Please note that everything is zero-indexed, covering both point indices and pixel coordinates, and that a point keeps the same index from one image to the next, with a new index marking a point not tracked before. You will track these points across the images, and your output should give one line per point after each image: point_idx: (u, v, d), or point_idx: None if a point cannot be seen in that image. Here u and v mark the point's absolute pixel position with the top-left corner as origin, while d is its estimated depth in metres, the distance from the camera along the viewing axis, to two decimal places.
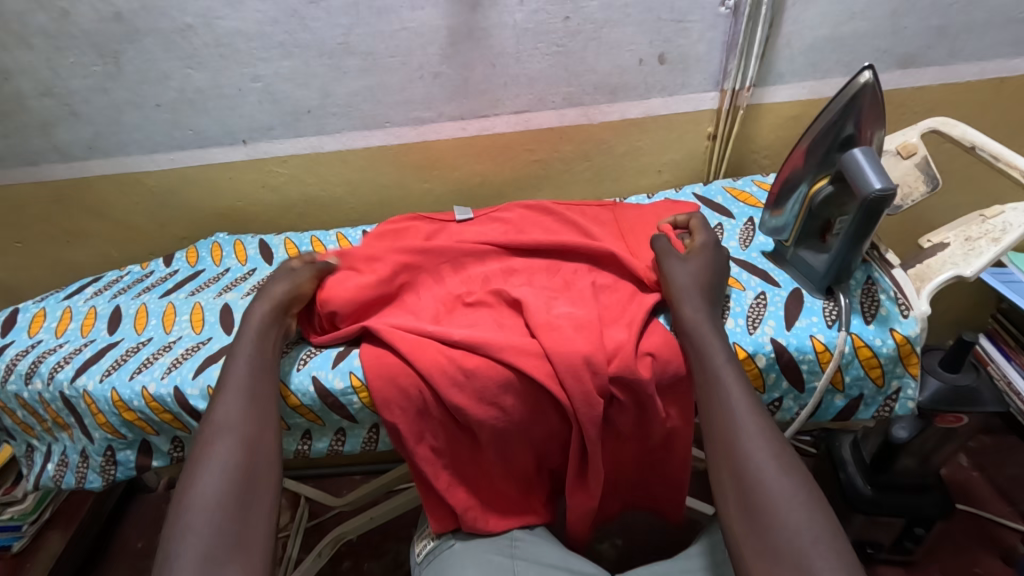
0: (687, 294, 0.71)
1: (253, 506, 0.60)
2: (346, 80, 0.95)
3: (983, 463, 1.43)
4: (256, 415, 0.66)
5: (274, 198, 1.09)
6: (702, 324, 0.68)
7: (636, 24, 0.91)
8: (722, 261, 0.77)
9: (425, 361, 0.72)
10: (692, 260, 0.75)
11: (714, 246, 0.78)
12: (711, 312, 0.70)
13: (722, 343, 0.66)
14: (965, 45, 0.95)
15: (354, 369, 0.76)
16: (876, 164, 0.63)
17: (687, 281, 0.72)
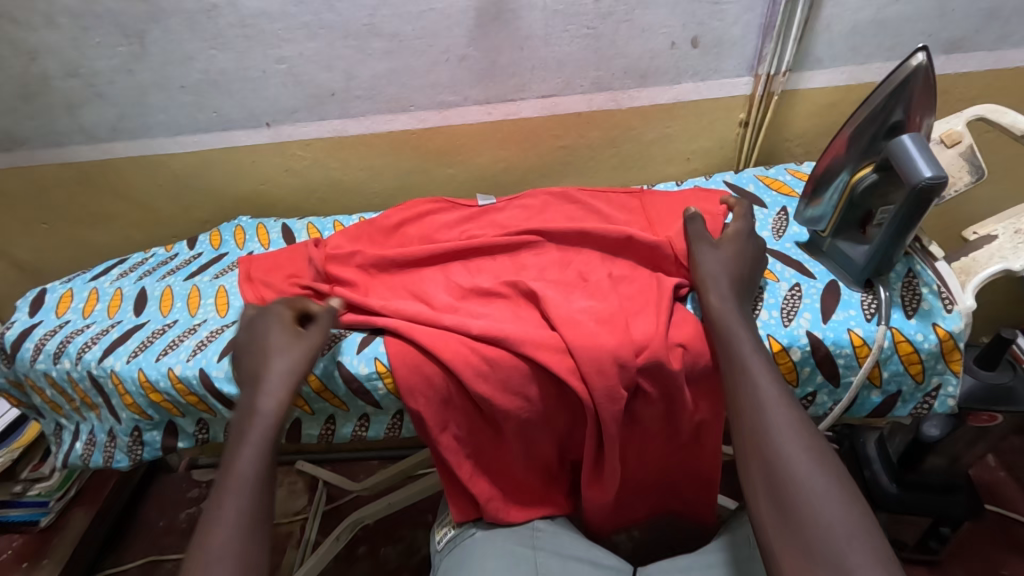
0: (717, 284, 0.70)
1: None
2: (371, 63, 0.94)
3: (1013, 464, 1.40)
4: (248, 555, 0.56)
5: (297, 181, 1.08)
6: (729, 311, 0.66)
7: (670, 6, 0.88)
8: (755, 249, 0.75)
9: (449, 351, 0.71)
10: (727, 248, 0.74)
11: (749, 235, 0.75)
12: (742, 305, 0.68)
13: (750, 330, 0.65)
14: (1015, 29, 0.91)
15: (379, 355, 0.76)
16: (926, 151, 0.60)
17: (720, 273, 0.71)
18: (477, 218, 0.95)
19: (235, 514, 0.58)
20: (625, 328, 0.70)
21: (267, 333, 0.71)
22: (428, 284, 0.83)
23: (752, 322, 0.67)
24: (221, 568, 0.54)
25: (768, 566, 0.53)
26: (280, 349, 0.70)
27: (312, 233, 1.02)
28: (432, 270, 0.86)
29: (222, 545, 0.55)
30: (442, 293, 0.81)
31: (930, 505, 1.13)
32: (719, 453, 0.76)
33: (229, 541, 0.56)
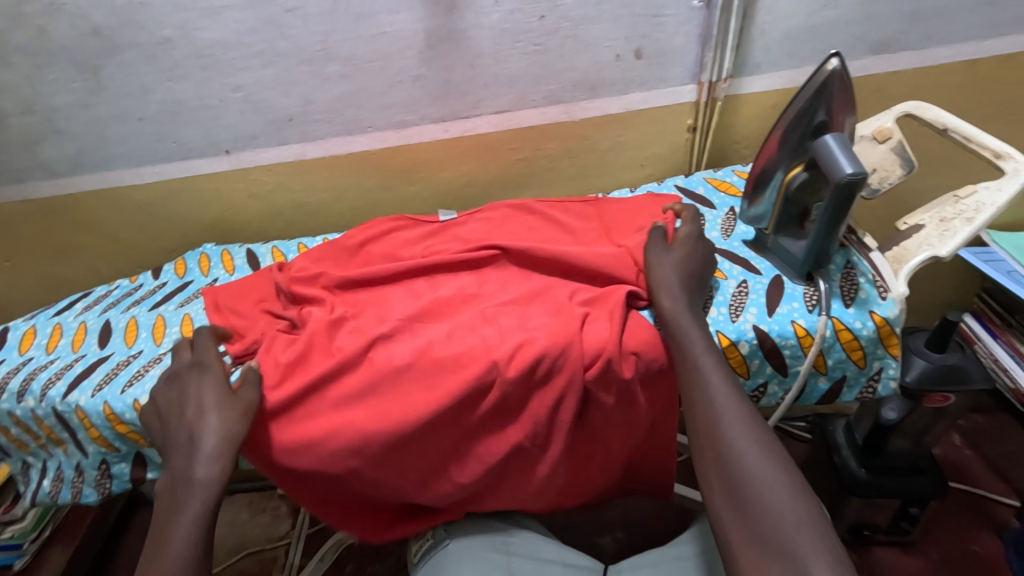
0: (670, 291, 0.71)
1: None
2: (328, 87, 0.95)
3: (977, 442, 1.44)
4: None
5: (261, 206, 1.09)
6: (681, 312, 0.68)
7: (613, 20, 0.92)
8: (704, 250, 0.77)
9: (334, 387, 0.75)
10: (677, 249, 0.76)
11: (698, 238, 0.78)
12: (690, 304, 0.71)
13: (702, 329, 0.67)
14: (938, 29, 0.96)
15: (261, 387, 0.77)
16: (848, 149, 0.64)
17: (672, 278, 0.72)
18: (440, 234, 0.98)
19: None
20: (581, 335, 0.73)
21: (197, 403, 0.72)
22: (391, 302, 0.85)
23: (702, 320, 0.70)
24: None
25: (723, 556, 0.55)
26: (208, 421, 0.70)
27: (276, 257, 1.03)
28: (396, 288, 0.88)
29: None
30: (401, 310, 0.82)
31: (896, 486, 1.16)
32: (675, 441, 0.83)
33: None
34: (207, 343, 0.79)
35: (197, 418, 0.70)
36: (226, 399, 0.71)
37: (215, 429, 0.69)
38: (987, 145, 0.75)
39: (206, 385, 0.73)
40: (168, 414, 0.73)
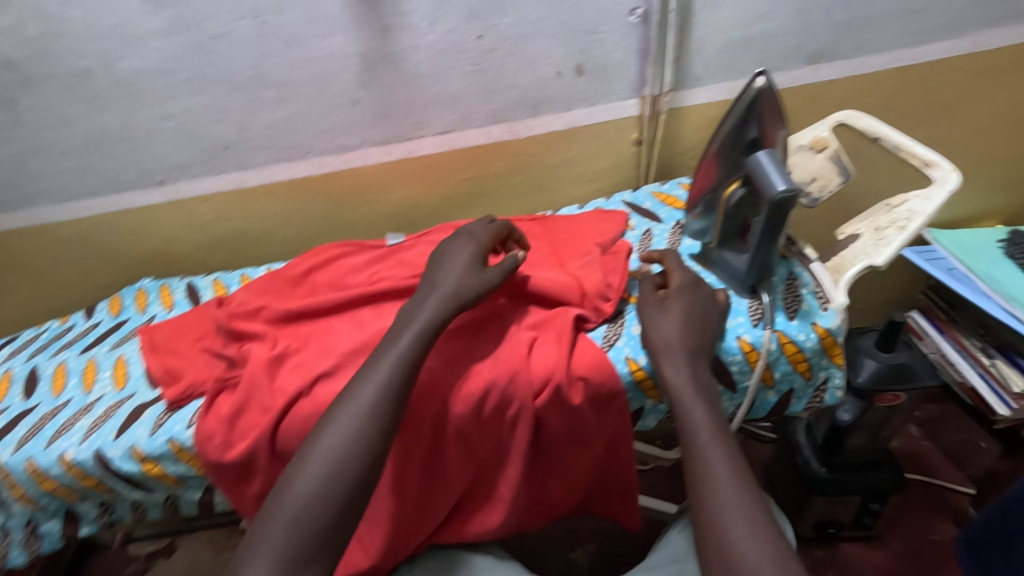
0: (675, 356, 0.65)
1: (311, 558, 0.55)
2: (263, 113, 0.92)
3: (932, 432, 1.47)
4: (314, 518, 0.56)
5: (202, 236, 1.05)
6: (688, 386, 0.63)
7: (551, 37, 0.91)
8: (703, 298, 0.71)
9: (279, 433, 0.72)
10: (673, 302, 0.69)
11: (694, 285, 0.72)
12: (693, 363, 0.65)
13: (709, 405, 0.62)
14: (868, 38, 0.99)
15: (173, 433, 0.73)
16: (780, 166, 0.65)
17: (676, 342, 0.66)
18: (387, 258, 0.95)
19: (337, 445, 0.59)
20: (529, 360, 0.72)
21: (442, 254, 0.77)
22: (336, 334, 0.82)
23: (707, 385, 0.64)
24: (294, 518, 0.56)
25: None
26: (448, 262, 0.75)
27: (218, 290, 0.99)
28: (342, 319, 0.85)
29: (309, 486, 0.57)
30: (345, 342, 0.80)
31: (855, 483, 1.17)
32: (632, 457, 0.79)
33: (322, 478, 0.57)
34: (492, 231, 0.80)
35: (443, 270, 0.74)
36: (477, 267, 0.74)
37: (459, 282, 0.72)
38: (916, 154, 0.77)
39: (468, 250, 0.76)
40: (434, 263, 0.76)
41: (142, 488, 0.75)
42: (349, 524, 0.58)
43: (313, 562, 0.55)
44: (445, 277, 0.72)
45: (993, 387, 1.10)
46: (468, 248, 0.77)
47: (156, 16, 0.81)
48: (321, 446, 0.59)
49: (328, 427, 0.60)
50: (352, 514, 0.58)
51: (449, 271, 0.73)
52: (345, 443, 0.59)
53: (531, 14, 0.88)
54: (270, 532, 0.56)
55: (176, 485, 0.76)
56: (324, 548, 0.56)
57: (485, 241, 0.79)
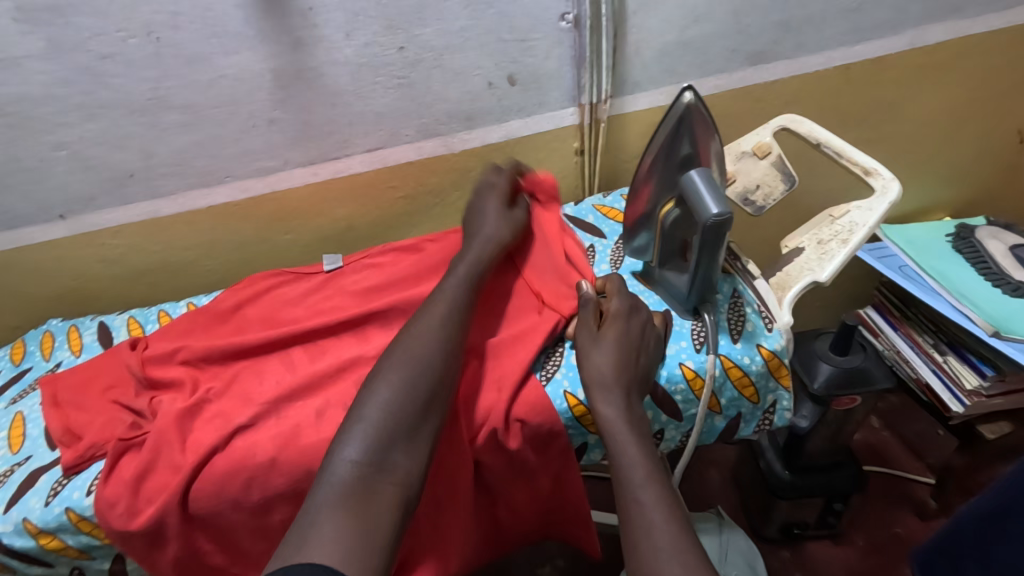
0: (609, 389, 0.62)
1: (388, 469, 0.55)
2: (169, 138, 0.85)
3: (893, 422, 1.44)
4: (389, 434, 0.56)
5: (115, 271, 0.97)
6: (619, 421, 0.60)
7: (479, 47, 0.86)
8: (640, 320, 0.67)
9: (191, 494, 0.66)
10: (607, 330, 0.66)
11: (630, 311, 0.67)
12: (626, 397, 0.62)
13: (639, 439, 0.59)
14: (808, 38, 0.96)
15: (71, 502, 0.67)
16: (714, 189, 0.61)
17: (609, 374, 0.63)
18: (324, 288, 0.89)
19: (408, 365, 0.61)
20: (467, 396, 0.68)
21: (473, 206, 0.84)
22: (259, 378, 0.75)
23: (640, 417, 0.61)
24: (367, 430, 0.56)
25: None
26: (482, 213, 0.82)
27: (132, 330, 0.91)
28: (267, 359, 0.78)
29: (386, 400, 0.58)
30: (267, 388, 0.74)
31: (819, 486, 1.14)
32: (584, 494, 0.74)
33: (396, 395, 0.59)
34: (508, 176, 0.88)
35: (482, 220, 0.81)
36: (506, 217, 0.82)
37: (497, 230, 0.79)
38: (858, 162, 0.75)
39: (496, 200, 0.83)
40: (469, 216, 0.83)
41: (42, 563, 0.70)
42: (422, 434, 0.58)
43: (390, 465, 0.55)
44: (485, 224, 0.80)
45: (948, 383, 1.09)
46: (495, 197, 0.84)
47: (34, 37, 0.73)
48: (392, 369, 0.61)
49: (397, 351, 0.63)
50: (421, 427, 0.59)
51: (487, 219, 0.81)
52: (411, 365, 0.61)
53: (454, 23, 0.83)
54: (350, 434, 0.56)
55: (81, 557, 0.70)
56: (404, 447, 0.57)
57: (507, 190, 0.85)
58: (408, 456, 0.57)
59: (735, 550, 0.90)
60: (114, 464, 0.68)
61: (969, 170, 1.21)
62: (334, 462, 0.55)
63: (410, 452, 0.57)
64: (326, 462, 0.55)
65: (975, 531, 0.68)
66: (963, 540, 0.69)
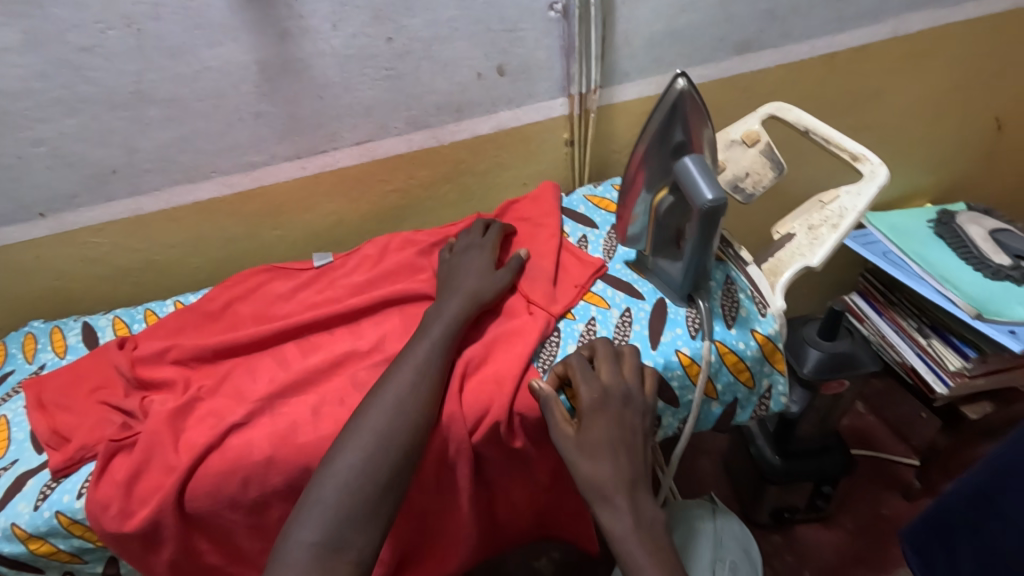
0: (609, 500, 0.59)
1: (347, 543, 0.56)
2: (152, 132, 0.83)
3: (878, 406, 1.46)
4: (353, 507, 0.57)
5: (98, 271, 0.95)
6: (631, 536, 0.57)
7: (468, 37, 0.85)
8: (618, 407, 0.63)
9: (186, 494, 0.65)
10: (591, 430, 0.61)
11: (605, 398, 0.63)
12: (633, 503, 0.59)
13: (652, 550, 0.57)
14: (793, 27, 0.97)
15: (61, 505, 0.65)
16: (707, 173, 0.62)
17: (608, 484, 0.59)
18: (315, 284, 0.88)
19: (382, 418, 0.61)
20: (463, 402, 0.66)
21: (453, 265, 0.80)
22: (253, 376, 0.75)
23: (652, 522, 0.58)
24: (328, 503, 0.57)
25: None
26: (461, 273, 0.78)
27: (119, 329, 0.89)
28: (260, 356, 0.77)
29: (349, 468, 0.58)
30: (262, 386, 0.73)
31: (809, 470, 1.15)
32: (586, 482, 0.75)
33: (360, 461, 0.59)
34: (493, 237, 0.83)
35: (462, 276, 0.77)
36: (491, 270, 0.77)
37: (479, 283, 0.75)
38: (845, 148, 0.76)
39: (479, 257, 0.79)
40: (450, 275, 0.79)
41: (33, 567, 0.69)
42: (380, 508, 0.58)
43: (346, 543, 0.56)
44: (466, 278, 0.76)
45: (931, 365, 1.11)
46: (480, 256, 0.80)
47: (9, 29, 0.71)
48: (363, 435, 0.60)
49: (362, 421, 0.61)
50: (385, 495, 0.58)
51: (468, 274, 0.77)
52: (372, 438, 0.60)
53: (443, 13, 0.82)
54: (305, 515, 0.57)
55: (73, 561, 0.69)
56: (360, 525, 0.57)
57: (494, 249, 0.82)
58: (363, 534, 0.56)
59: (726, 533, 0.87)
60: (105, 466, 0.67)
61: (949, 156, 1.23)
62: (290, 542, 0.55)
63: (367, 528, 0.57)
64: (282, 540, 0.56)
65: (968, 509, 0.69)
66: (954, 518, 0.70)
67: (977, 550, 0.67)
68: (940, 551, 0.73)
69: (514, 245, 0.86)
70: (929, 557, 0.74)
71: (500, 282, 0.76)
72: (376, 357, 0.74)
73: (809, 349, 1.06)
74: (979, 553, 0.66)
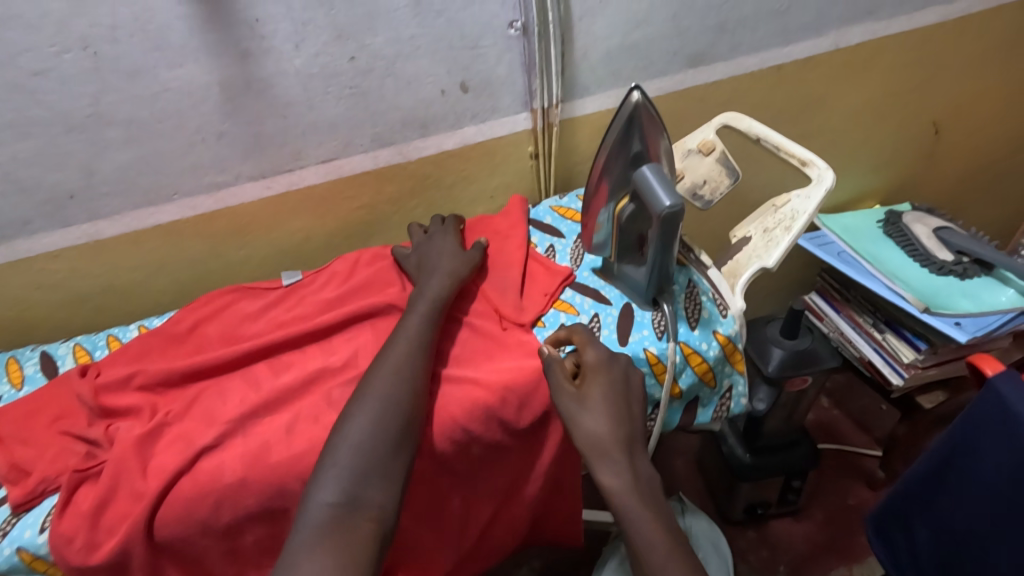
0: (608, 455, 0.62)
1: (366, 495, 0.57)
2: (110, 155, 0.82)
3: (841, 400, 1.52)
4: (372, 464, 0.59)
5: (55, 297, 0.92)
6: (630, 491, 0.61)
7: (430, 54, 0.87)
8: (618, 373, 0.66)
9: (156, 521, 0.63)
10: (593, 389, 0.65)
11: (608, 363, 0.66)
12: (630, 458, 0.63)
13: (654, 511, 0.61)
14: (742, 40, 1.02)
15: (22, 540, 0.63)
16: (664, 181, 0.64)
17: (607, 440, 0.63)
18: (283, 302, 0.87)
19: (387, 387, 0.63)
20: (439, 412, 0.67)
21: (424, 250, 0.84)
22: (223, 397, 0.74)
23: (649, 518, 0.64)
24: (347, 462, 0.58)
25: None
26: (434, 257, 0.82)
27: (79, 358, 0.87)
28: (230, 378, 0.77)
29: (360, 432, 0.60)
30: (232, 407, 0.72)
31: (778, 465, 1.18)
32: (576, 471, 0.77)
33: (371, 423, 0.61)
34: (452, 223, 0.89)
35: (437, 260, 0.81)
36: (461, 252, 0.82)
37: (442, 286, 0.75)
38: (794, 154, 0.80)
39: (447, 243, 0.84)
40: (423, 261, 0.82)
41: None
42: (394, 469, 0.59)
43: (365, 502, 0.57)
44: (440, 263, 0.80)
45: (887, 358, 1.17)
46: (444, 241, 0.85)
47: None
48: (373, 403, 0.62)
49: (370, 387, 0.63)
50: (395, 457, 0.60)
51: (442, 258, 0.80)
52: (380, 402, 0.62)
53: (405, 31, 0.84)
54: (324, 477, 0.58)
55: None
56: (378, 482, 0.58)
57: (455, 235, 0.87)
58: (381, 490, 0.58)
59: (695, 529, 0.91)
60: (68, 498, 0.65)
61: (891, 159, 1.30)
62: (309, 505, 0.56)
63: (384, 487, 0.58)
64: (302, 504, 0.57)
65: (922, 492, 0.72)
66: (909, 502, 0.74)
67: (935, 530, 0.71)
68: (900, 535, 0.76)
69: (472, 232, 0.92)
70: (892, 542, 0.78)
71: (471, 262, 0.81)
72: (349, 373, 0.74)
73: (772, 351, 1.09)
74: (937, 534, 0.70)
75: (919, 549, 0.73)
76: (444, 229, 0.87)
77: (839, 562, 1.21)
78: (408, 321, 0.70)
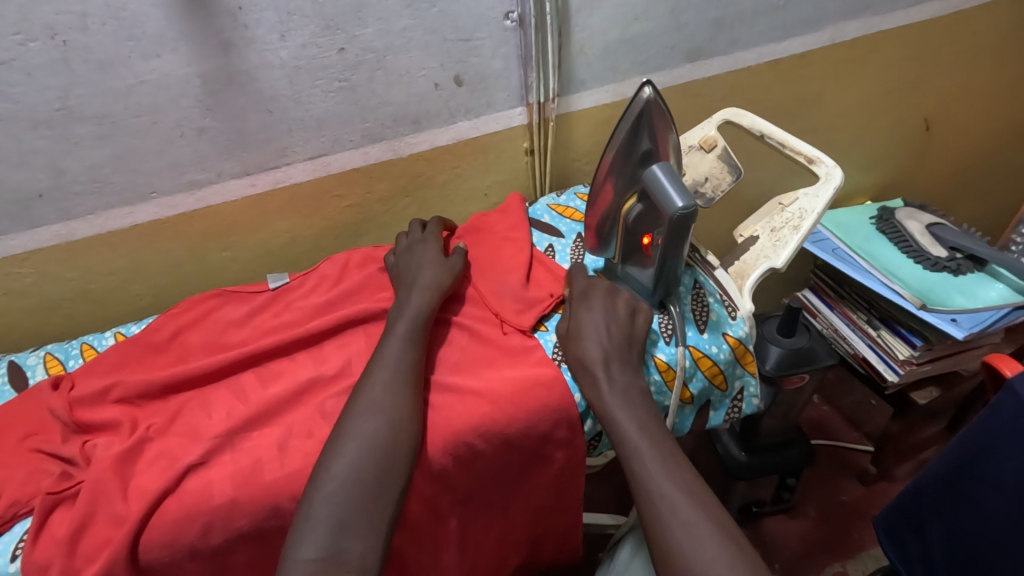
0: (587, 371, 0.65)
1: (349, 546, 0.54)
2: (82, 152, 0.77)
3: (831, 396, 1.52)
4: (353, 512, 0.56)
5: (23, 303, 0.87)
6: (609, 398, 0.62)
7: (422, 47, 0.83)
8: (604, 299, 0.69)
9: (140, 546, 0.59)
10: (580, 319, 0.68)
11: (594, 293, 0.70)
12: (608, 372, 0.64)
13: (634, 412, 0.62)
14: (740, 34, 1.00)
15: None
16: (677, 181, 0.62)
17: (586, 358, 0.65)
18: (270, 307, 0.83)
19: (371, 430, 0.60)
20: (441, 426, 0.64)
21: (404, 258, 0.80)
22: (210, 410, 0.69)
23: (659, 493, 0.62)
24: (325, 513, 0.55)
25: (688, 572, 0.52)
26: (412, 265, 0.78)
27: (51, 368, 0.82)
28: (215, 388, 0.72)
29: (340, 479, 0.57)
30: (219, 420, 0.68)
31: (774, 464, 1.17)
32: (582, 492, 0.73)
33: (352, 466, 0.58)
34: (436, 227, 0.85)
35: (417, 269, 0.77)
36: (442, 259, 0.78)
37: (423, 301, 0.71)
38: (800, 151, 0.78)
39: (426, 251, 0.79)
40: (402, 271, 0.79)
41: None
42: None
43: (347, 552, 0.54)
44: (421, 272, 0.76)
45: (882, 355, 1.16)
46: (426, 246, 0.81)
47: None
48: (345, 444, 0.59)
49: (346, 430, 0.60)
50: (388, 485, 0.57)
51: (422, 266, 0.77)
52: (359, 445, 0.59)
53: (396, 23, 0.80)
54: (303, 531, 0.55)
55: None
56: (357, 532, 0.55)
57: (437, 240, 0.82)
58: (361, 539, 0.55)
59: None
60: (42, 523, 0.60)
61: (884, 156, 1.30)
62: (291, 561, 0.53)
63: (365, 534, 0.55)
64: (281, 564, 0.54)
65: (935, 497, 0.72)
66: (923, 504, 0.74)
67: (949, 532, 0.71)
68: (913, 536, 0.76)
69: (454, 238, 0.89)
70: (903, 546, 0.78)
71: (453, 268, 0.77)
72: (342, 382, 0.70)
73: (771, 350, 1.08)
74: (951, 539, 0.71)
75: (931, 554, 0.73)
76: (427, 233, 0.84)
77: (835, 559, 1.21)
78: (386, 348, 0.67)
